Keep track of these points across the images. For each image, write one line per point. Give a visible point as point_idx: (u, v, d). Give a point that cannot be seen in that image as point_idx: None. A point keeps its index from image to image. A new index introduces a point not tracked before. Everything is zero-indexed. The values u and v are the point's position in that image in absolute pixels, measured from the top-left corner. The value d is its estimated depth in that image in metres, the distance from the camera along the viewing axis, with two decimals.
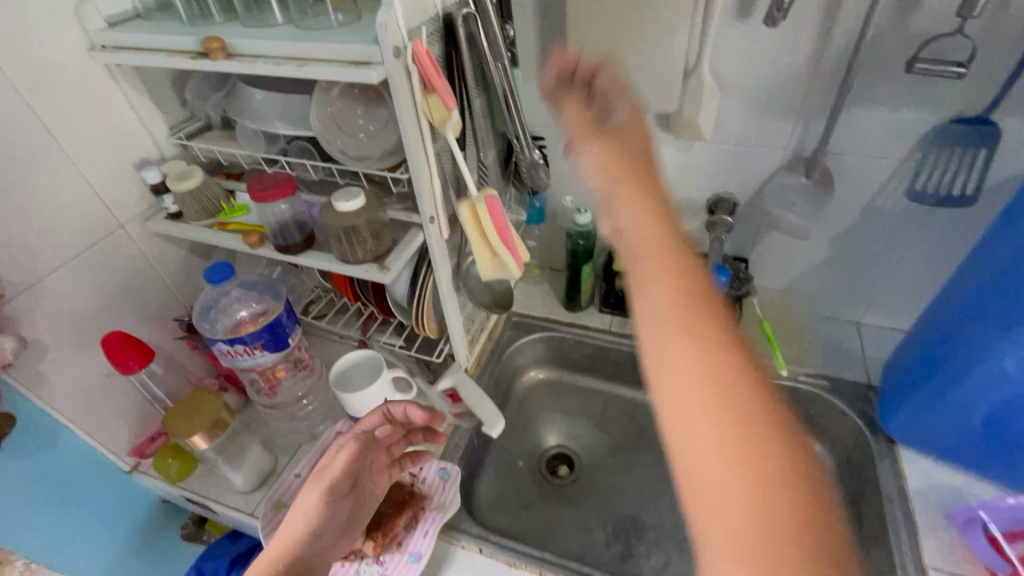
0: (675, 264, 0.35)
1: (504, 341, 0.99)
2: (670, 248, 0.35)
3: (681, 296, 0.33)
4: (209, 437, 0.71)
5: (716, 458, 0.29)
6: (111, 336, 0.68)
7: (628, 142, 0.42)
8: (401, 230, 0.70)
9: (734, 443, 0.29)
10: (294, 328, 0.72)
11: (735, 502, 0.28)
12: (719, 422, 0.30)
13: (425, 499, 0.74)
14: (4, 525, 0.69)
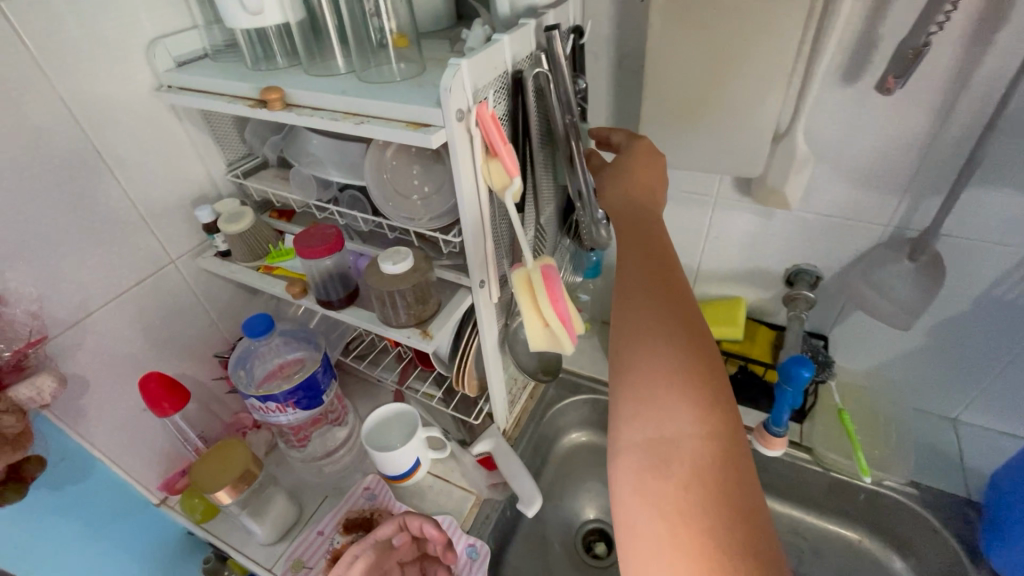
0: (653, 277, 0.48)
1: (547, 400, 0.93)
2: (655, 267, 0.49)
3: (652, 299, 0.47)
4: (235, 491, 0.68)
5: (648, 422, 0.43)
6: (148, 378, 0.68)
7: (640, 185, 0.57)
8: (448, 291, 0.65)
9: (662, 412, 0.42)
10: (329, 383, 0.69)
11: (653, 460, 0.41)
12: (655, 395, 0.43)
13: None
14: (29, 557, 0.69)
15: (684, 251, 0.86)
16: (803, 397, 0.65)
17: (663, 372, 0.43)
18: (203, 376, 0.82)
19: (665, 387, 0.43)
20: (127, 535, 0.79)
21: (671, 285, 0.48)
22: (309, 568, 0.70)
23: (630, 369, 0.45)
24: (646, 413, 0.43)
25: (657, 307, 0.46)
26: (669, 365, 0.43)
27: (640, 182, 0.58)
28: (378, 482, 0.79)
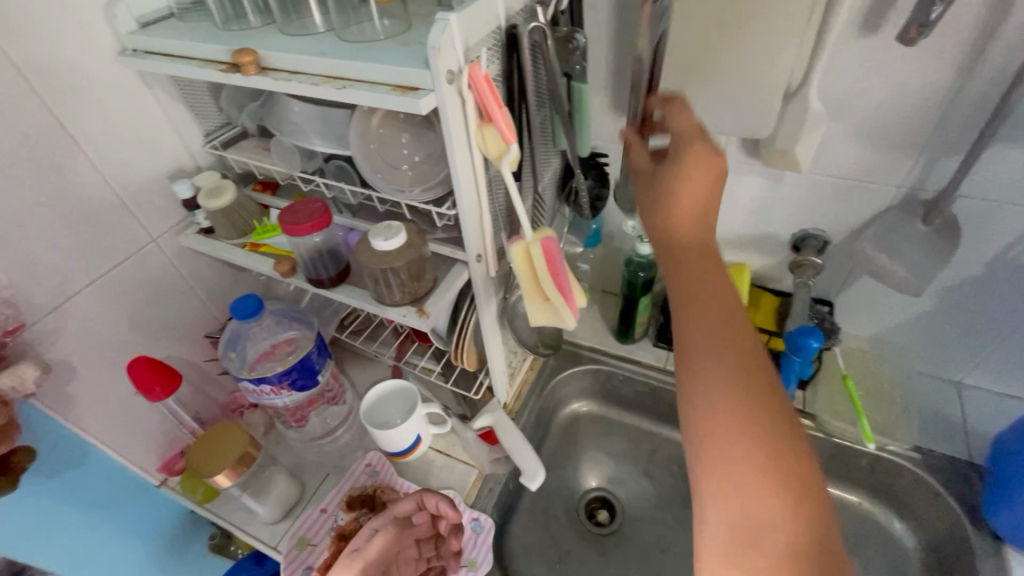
0: (718, 337, 0.43)
1: (548, 372, 0.92)
2: (718, 323, 0.44)
3: (721, 368, 0.42)
4: (234, 474, 0.67)
5: (739, 509, 0.39)
6: (137, 362, 0.66)
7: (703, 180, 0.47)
8: (445, 266, 0.63)
9: (751, 499, 0.39)
10: (324, 363, 0.67)
11: (758, 561, 0.37)
12: (743, 481, 0.39)
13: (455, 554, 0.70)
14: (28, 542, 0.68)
15: None
16: (812, 367, 0.64)
17: (744, 448, 0.40)
18: (194, 356, 0.80)
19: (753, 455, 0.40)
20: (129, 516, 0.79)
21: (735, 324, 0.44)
22: (314, 546, 0.70)
23: (710, 449, 0.41)
24: (732, 496, 0.39)
25: (729, 370, 0.42)
26: (749, 440, 0.40)
27: (694, 200, 0.47)
28: (379, 458, 0.78)
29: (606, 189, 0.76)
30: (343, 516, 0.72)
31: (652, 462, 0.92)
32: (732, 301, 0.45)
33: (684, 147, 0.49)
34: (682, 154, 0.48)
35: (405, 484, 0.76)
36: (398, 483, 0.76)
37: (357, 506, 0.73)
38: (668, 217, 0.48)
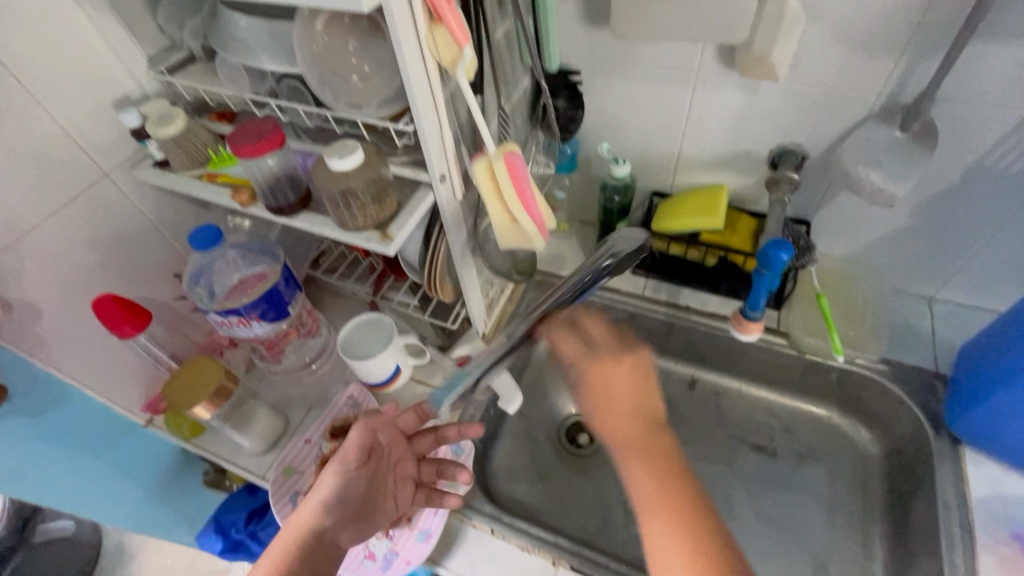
0: (636, 463, 0.60)
1: (527, 303, 0.92)
2: (632, 451, 0.61)
3: (637, 447, 0.61)
4: (213, 406, 0.69)
5: (670, 552, 0.52)
6: (103, 299, 0.65)
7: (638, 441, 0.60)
8: (409, 189, 0.61)
9: (671, 539, 0.53)
10: (294, 295, 0.66)
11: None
12: (665, 525, 0.54)
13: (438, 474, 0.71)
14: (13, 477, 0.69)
15: (664, 138, 0.80)
16: (780, 280, 0.64)
17: (654, 498, 0.57)
18: (165, 296, 0.79)
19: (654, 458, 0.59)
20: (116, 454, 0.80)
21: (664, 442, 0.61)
22: (300, 473, 0.72)
23: (645, 517, 0.56)
24: (660, 538, 0.54)
25: (643, 481, 0.58)
26: (654, 494, 0.57)
27: (614, 416, 0.64)
28: (361, 391, 0.79)
29: (577, 108, 0.73)
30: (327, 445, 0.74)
31: None
32: (649, 433, 0.62)
33: (590, 372, 0.65)
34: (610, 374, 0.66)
35: (387, 413, 0.77)
36: (380, 412, 0.77)
37: (341, 435, 0.74)
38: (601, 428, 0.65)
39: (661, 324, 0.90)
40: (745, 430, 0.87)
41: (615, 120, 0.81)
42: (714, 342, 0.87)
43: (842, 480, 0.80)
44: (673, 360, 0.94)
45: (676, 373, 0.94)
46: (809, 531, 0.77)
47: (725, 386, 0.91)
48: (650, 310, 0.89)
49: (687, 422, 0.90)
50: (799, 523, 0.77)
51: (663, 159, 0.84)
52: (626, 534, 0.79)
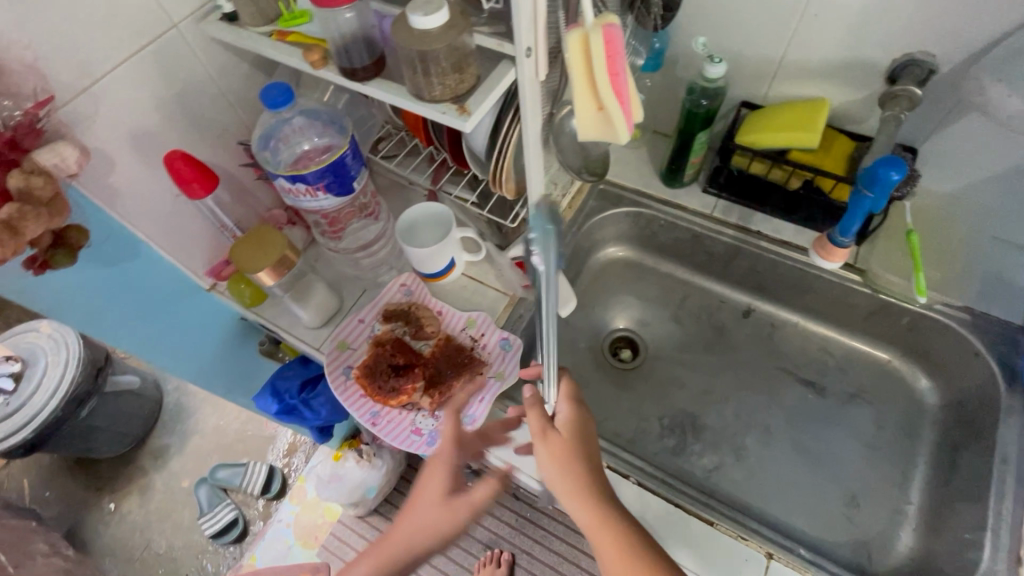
0: (585, 499, 0.55)
1: (587, 212, 0.89)
2: (582, 488, 0.55)
3: (581, 477, 0.56)
4: (276, 274, 0.70)
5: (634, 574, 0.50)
6: (173, 156, 0.64)
7: (581, 474, 0.56)
8: (488, 64, 0.56)
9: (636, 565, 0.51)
10: (359, 171, 0.65)
11: None
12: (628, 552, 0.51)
13: (484, 365, 0.73)
14: (101, 327, 0.74)
15: (770, 36, 0.71)
16: (887, 202, 0.60)
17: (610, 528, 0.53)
18: (229, 164, 0.78)
19: (598, 510, 0.54)
20: (185, 314, 0.85)
21: (599, 485, 0.56)
22: (353, 349, 0.75)
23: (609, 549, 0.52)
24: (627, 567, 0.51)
25: (596, 516, 0.54)
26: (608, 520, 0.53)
27: (564, 455, 0.57)
28: (414, 280, 0.79)
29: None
30: (380, 327, 0.76)
31: (682, 308, 0.92)
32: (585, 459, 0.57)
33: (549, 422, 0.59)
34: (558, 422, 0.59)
35: (437, 304, 0.78)
36: (431, 302, 0.78)
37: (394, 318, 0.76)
38: (549, 470, 0.57)
39: (724, 248, 0.86)
40: (794, 364, 0.85)
41: (715, 10, 0.72)
42: (779, 272, 0.83)
43: (890, 423, 0.79)
44: (729, 286, 0.91)
45: (731, 301, 0.91)
46: (845, 466, 0.76)
47: (780, 319, 0.88)
48: (716, 232, 0.85)
49: (735, 349, 0.88)
50: (837, 458, 0.77)
51: (761, 63, 0.75)
52: (660, 446, 0.80)
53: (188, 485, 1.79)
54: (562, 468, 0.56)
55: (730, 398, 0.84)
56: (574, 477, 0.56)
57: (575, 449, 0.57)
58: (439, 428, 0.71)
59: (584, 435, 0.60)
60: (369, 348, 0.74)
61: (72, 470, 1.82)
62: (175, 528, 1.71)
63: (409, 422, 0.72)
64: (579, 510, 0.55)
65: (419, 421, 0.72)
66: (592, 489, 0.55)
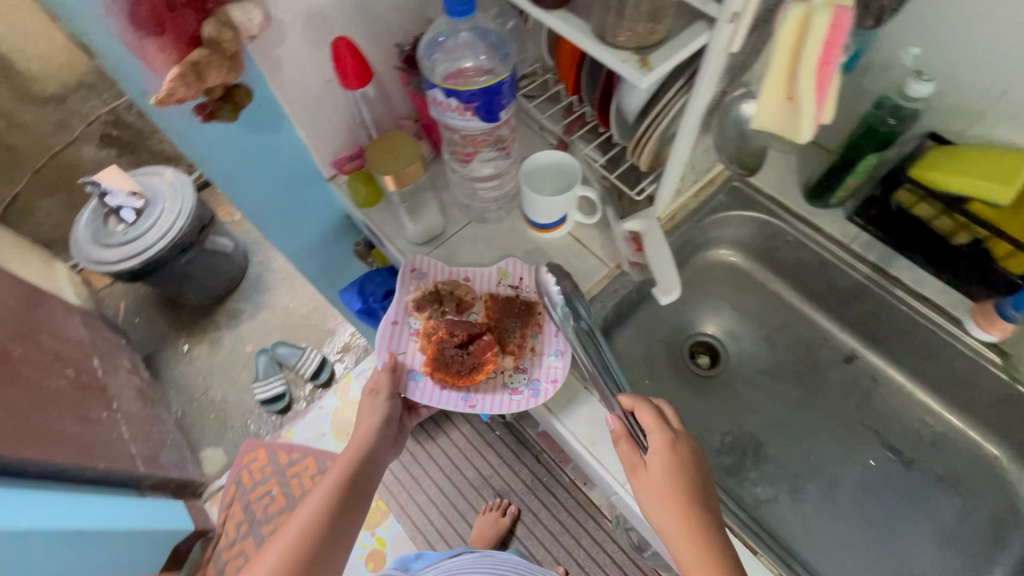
0: (688, 540, 0.54)
1: (712, 206, 0.83)
2: (688, 526, 0.55)
3: (681, 515, 0.55)
4: (399, 182, 0.71)
5: None
6: (338, 41, 0.65)
7: (683, 509, 0.55)
8: (682, 23, 0.52)
9: None
10: (510, 102, 0.63)
11: None
12: None
13: (538, 307, 0.74)
14: (234, 186, 0.80)
15: (1000, 68, 0.62)
16: None
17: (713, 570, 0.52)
18: (381, 65, 0.79)
19: (700, 548, 0.53)
20: (301, 195, 0.89)
21: (698, 517, 0.55)
22: (405, 354, 0.72)
23: None
24: None
25: (699, 560, 0.53)
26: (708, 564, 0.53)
27: (661, 491, 0.57)
28: (424, 263, 0.77)
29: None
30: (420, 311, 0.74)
31: (778, 333, 0.87)
32: (687, 493, 0.56)
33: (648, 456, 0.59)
34: (654, 456, 0.58)
35: (463, 272, 0.77)
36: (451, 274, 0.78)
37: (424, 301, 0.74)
38: (650, 507, 0.57)
39: (851, 285, 0.79)
40: (885, 426, 0.79)
41: (946, 23, 0.63)
42: (904, 326, 0.76)
43: (974, 521, 0.72)
44: (838, 325, 0.85)
45: (834, 340, 0.85)
46: (909, 546, 0.71)
47: (884, 376, 0.82)
48: (849, 266, 0.77)
49: (823, 391, 0.82)
50: (901, 536, 0.72)
51: (973, 97, 0.66)
52: (714, 461, 0.78)
53: (251, 350, 1.95)
54: (659, 502, 0.56)
55: (803, 438, 0.79)
56: (675, 509, 0.56)
57: (671, 485, 0.56)
58: (536, 376, 0.70)
59: (684, 463, 0.58)
60: (421, 343, 0.72)
61: (161, 306, 2.03)
62: (232, 384, 1.88)
63: (503, 389, 0.69)
64: (679, 550, 0.54)
65: (515, 383, 0.69)
66: (694, 525, 0.55)
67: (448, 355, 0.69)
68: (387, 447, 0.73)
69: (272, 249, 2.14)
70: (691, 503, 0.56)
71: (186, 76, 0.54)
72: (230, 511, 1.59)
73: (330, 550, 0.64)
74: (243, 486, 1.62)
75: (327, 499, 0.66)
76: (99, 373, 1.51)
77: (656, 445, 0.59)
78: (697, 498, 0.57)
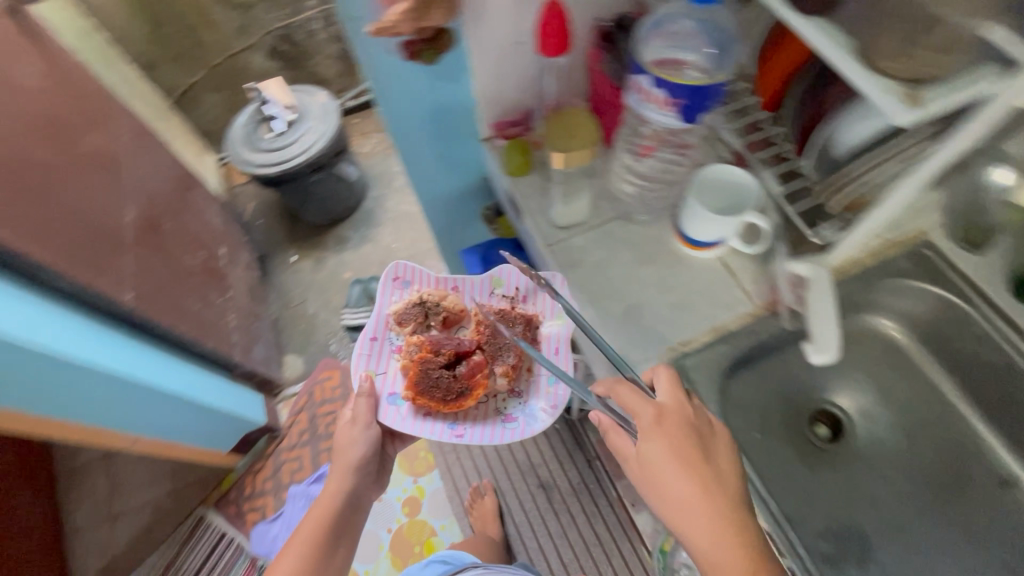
0: (694, 510, 0.55)
1: (893, 267, 0.74)
2: (691, 496, 0.55)
3: (686, 488, 0.55)
4: (570, 163, 0.68)
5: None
6: (551, 5, 0.62)
7: (684, 484, 0.55)
8: (967, 62, 0.44)
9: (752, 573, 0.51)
10: (712, 107, 0.58)
11: None
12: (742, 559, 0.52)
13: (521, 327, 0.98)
14: (399, 121, 0.81)
15: None
16: None
17: (724, 538, 0.53)
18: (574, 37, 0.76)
19: (707, 516, 0.54)
20: (453, 147, 0.89)
21: (698, 484, 0.55)
22: (382, 373, 1.00)
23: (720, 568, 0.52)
24: None
25: (707, 529, 0.53)
26: (716, 531, 0.53)
27: (667, 467, 0.56)
28: (405, 274, 1.06)
29: None
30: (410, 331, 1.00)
31: (923, 428, 0.76)
32: (686, 465, 0.56)
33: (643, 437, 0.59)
34: (650, 436, 0.58)
35: (448, 287, 1.03)
36: (436, 286, 1.04)
37: (407, 315, 1.01)
38: (653, 487, 0.58)
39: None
40: None
41: None
42: None
43: None
44: (1000, 440, 0.73)
45: (989, 458, 0.73)
46: None
47: None
48: None
49: (962, 511, 0.71)
50: None
51: None
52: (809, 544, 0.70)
53: (348, 278, 2.06)
54: (662, 476, 0.57)
55: (919, 552, 0.70)
56: (681, 484, 0.56)
57: (668, 458, 0.57)
58: (523, 400, 0.99)
59: (681, 436, 0.58)
60: (401, 365, 1.00)
61: (282, 214, 2.19)
62: (325, 303, 2.00)
63: (495, 407, 0.98)
64: (688, 523, 0.55)
65: (502, 400, 0.99)
66: (702, 494, 0.55)
67: (433, 380, 0.96)
68: (365, 483, 1.07)
69: (389, 189, 2.23)
70: (695, 474, 0.56)
71: (415, 9, 0.53)
72: (297, 418, 1.71)
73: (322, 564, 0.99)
74: (313, 400, 1.74)
75: (310, 537, 0.98)
76: (223, 263, 1.65)
77: (651, 426, 0.59)
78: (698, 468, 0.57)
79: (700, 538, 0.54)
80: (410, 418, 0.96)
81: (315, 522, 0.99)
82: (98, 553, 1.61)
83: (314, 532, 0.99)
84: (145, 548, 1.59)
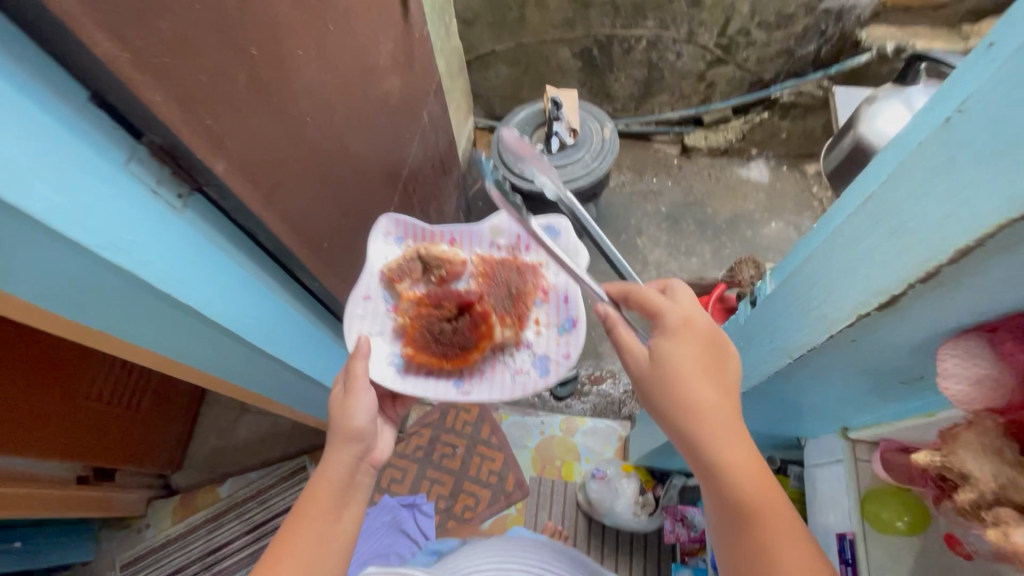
0: (719, 410, 0.62)
1: None
2: (711, 402, 0.62)
3: (706, 372, 0.64)
4: None
5: (758, 488, 0.57)
6: None
7: (703, 369, 0.64)
8: None
9: (760, 481, 0.58)
10: None
11: (783, 522, 0.55)
12: (757, 472, 0.58)
13: (525, 273, 1.04)
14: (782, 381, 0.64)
15: None
16: None
17: (736, 442, 0.60)
18: None
19: (721, 411, 0.62)
20: (801, 411, 0.69)
21: (714, 373, 0.64)
22: (369, 328, 0.96)
23: (735, 472, 0.58)
24: (758, 494, 0.57)
25: (722, 420, 0.61)
26: (730, 430, 0.61)
27: (701, 356, 0.65)
28: (396, 225, 1.05)
29: None
30: (406, 288, 0.99)
31: None
32: (706, 353, 0.66)
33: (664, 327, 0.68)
34: (670, 334, 0.67)
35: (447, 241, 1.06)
36: (432, 237, 1.06)
37: (404, 269, 1.01)
38: (680, 386, 0.64)
39: None
40: None
41: None
42: None
43: None
44: None
45: None
46: None
47: None
48: None
49: None
50: None
51: None
52: None
53: None
54: (689, 368, 0.64)
55: None
56: (706, 379, 0.64)
57: (696, 351, 0.66)
58: (531, 350, 1.00)
59: (708, 332, 0.67)
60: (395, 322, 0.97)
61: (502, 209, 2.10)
62: None
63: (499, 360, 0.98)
64: (713, 428, 0.61)
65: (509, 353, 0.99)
66: (726, 393, 0.64)
67: (435, 335, 0.95)
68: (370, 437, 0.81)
69: (613, 238, 2.02)
70: (717, 364, 0.65)
71: None
72: (420, 433, 1.60)
73: (330, 528, 0.73)
74: (443, 423, 1.61)
75: (313, 490, 0.75)
76: None
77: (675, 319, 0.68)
78: (714, 362, 0.65)
79: (725, 445, 0.60)
80: (406, 379, 0.92)
81: (321, 483, 0.75)
82: (217, 433, 1.74)
83: (316, 495, 0.74)
84: (251, 456, 1.69)
